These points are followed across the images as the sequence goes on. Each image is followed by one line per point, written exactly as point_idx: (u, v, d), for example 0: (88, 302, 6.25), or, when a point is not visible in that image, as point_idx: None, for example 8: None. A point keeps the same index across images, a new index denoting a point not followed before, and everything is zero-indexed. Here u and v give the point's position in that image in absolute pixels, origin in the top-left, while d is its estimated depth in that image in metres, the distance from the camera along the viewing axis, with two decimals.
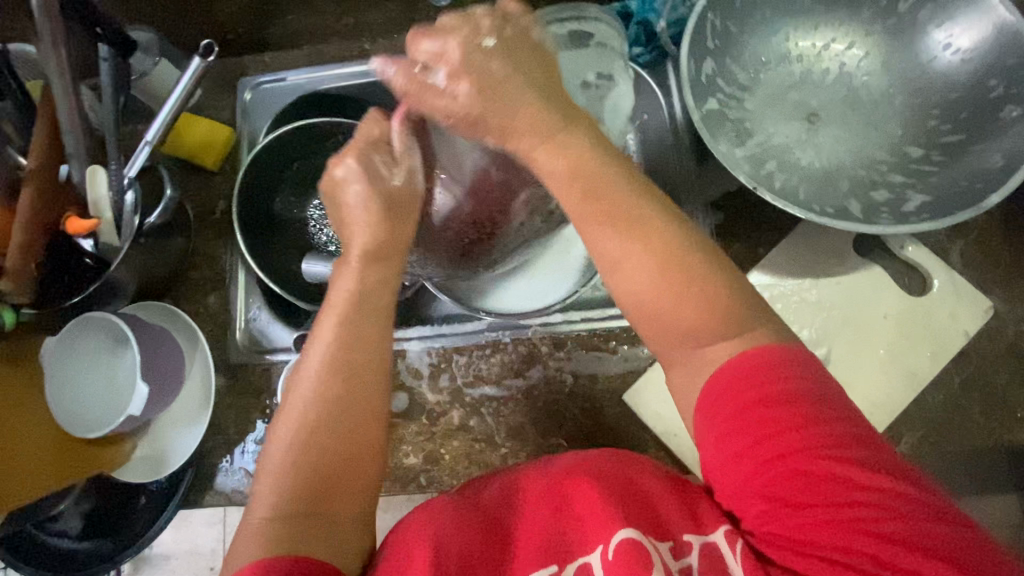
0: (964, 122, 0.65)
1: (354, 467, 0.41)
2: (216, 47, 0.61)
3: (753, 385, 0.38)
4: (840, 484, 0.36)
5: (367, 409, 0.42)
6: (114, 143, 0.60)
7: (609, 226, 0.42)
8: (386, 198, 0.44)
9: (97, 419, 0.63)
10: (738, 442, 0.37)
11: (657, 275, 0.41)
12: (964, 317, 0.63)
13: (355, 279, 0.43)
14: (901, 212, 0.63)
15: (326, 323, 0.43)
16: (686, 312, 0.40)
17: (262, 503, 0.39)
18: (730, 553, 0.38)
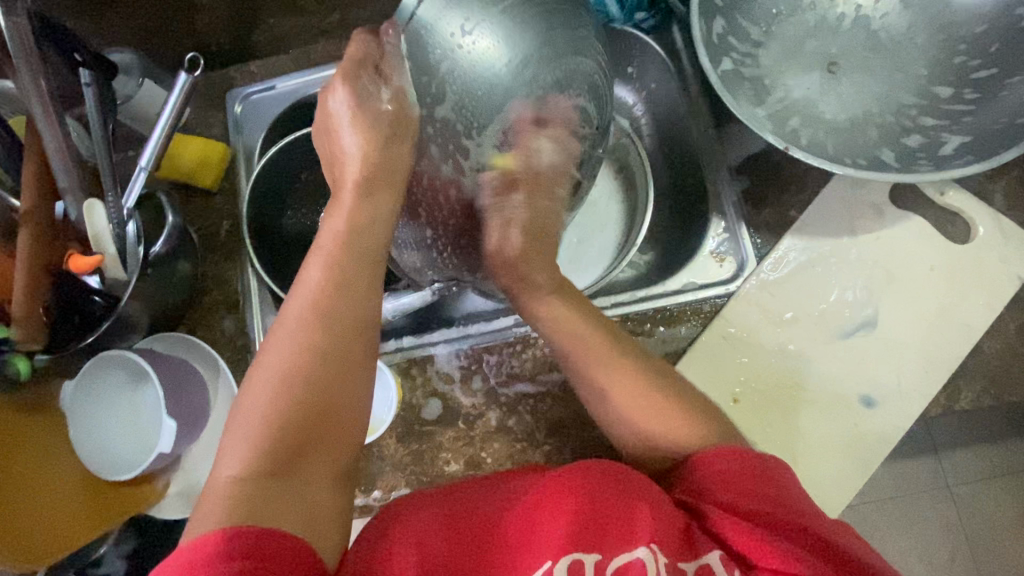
0: (994, 55, 0.62)
1: (330, 423, 0.40)
2: (202, 59, 0.58)
3: (753, 453, 0.44)
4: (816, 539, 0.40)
5: (347, 357, 0.41)
6: (109, 173, 0.57)
7: (620, 372, 0.51)
8: (373, 121, 0.44)
9: (127, 459, 0.61)
10: (728, 497, 0.42)
11: (629, 381, 0.50)
12: (1016, 260, 0.60)
13: (347, 217, 0.45)
14: (939, 157, 0.60)
15: (313, 265, 0.43)
16: (662, 420, 0.49)
17: (233, 459, 0.37)
18: (724, 574, 0.39)
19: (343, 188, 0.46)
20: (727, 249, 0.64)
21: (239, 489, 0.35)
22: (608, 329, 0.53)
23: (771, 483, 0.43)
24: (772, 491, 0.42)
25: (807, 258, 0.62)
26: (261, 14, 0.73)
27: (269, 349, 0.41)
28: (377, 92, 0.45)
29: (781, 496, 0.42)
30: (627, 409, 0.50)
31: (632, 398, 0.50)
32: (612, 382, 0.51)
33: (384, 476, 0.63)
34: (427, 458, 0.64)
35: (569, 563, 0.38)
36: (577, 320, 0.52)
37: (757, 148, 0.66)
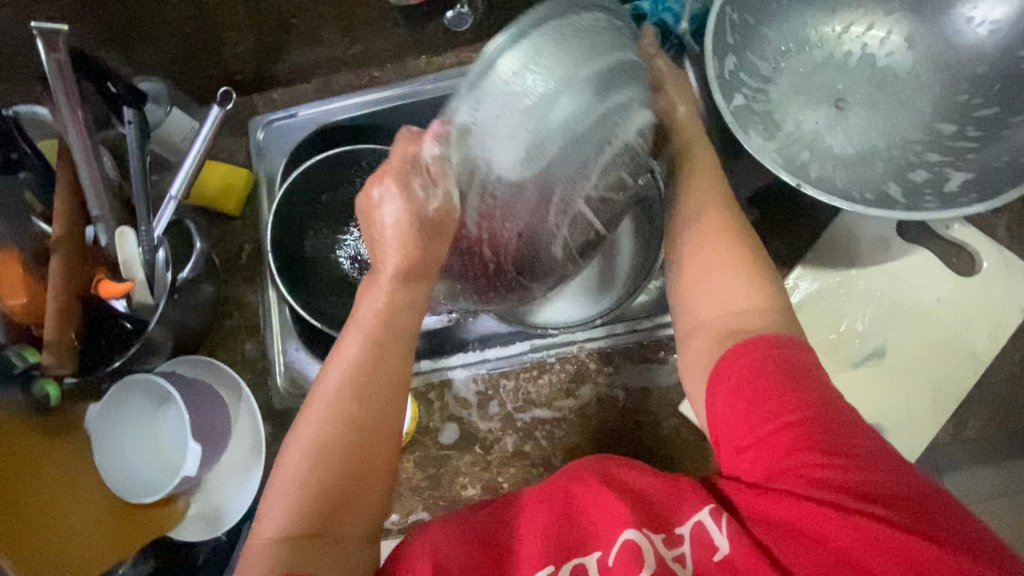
0: (996, 94, 0.64)
1: (359, 494, 0.43)
2: (233, 93, 0.59)
3: (760, 351, 0.43)
4: (833, 442, 0.39)
5: (378, 434, 0.44)
6: (141, 202, 0.59)
7: (707, 224, 0.51)
8: (419, 219, 0.44)
9: (155, 480, 0.63)
10: (740, 406, 0.42)
11: (728, 268, 0.49)
12: (1020, 293, 0.62)
13: (384, 298, 0.47)
14: (946, 193, 0.61)
15: (349, 341, 0.46)
16: (736, 298, 0.48)
17: (272, 521, 0.41)
18: (716, 531, 0.42)
19: (378, 272, 0.48)
20: None
21: (279, 546, 0.40)
22: (718, 200, 0.53)
23: (790, 380, 0.41)
24: (788, 388, 0.41)
25: (818, 289, 0.64)
26: (282, 47, 0.73)
27: (306, 419, 0.45)
28: (425, 191, 0.44)
29: (800, 391, 0.41)
30: (709, 296, 0.49)
31: (705, 262, 0.50)
32: (695, 244, 0.51)
33: (401, 500, 0.64)
34: (445, 482, 0.65)
35: (573, 566, 0.43)
36: (727, 229, 0.51)
37: (768, 180, 0.68)
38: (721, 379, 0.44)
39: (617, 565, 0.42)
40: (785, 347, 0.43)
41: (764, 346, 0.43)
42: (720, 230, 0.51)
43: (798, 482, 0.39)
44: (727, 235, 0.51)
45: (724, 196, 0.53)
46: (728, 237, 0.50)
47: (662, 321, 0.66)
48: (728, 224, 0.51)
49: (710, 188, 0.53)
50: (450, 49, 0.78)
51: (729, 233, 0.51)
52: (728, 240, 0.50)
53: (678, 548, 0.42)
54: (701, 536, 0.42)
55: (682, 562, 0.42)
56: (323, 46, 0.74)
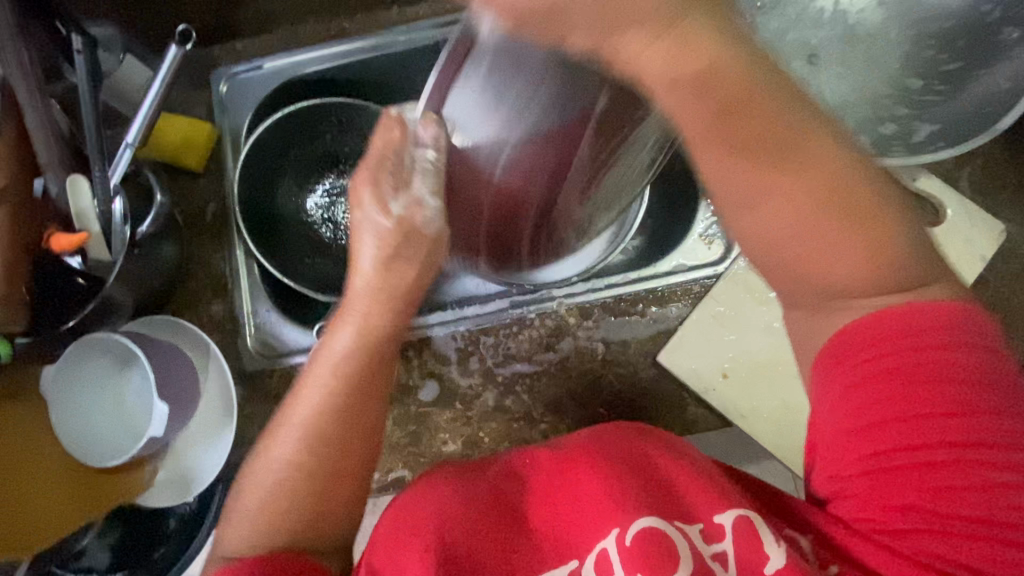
0: (963, 50, 0.64)
1: (330, 518, 0.42)
2: (192, 31, 0.56)
3: (896, 355, 0.36)
4: (961, 470, 0.35)
5: (341, 476, 0.42)
6: (94, 147, 0.54)
7: (739, 158, 0.37)
8: (389, 231, 0.39)
9: (115, 444, 0.59)
10: (875, 403, 0.36)
11: (805, 212, 0.37)
12: (981, 242, 0.64)
13: (353, 309, 0.41)
14: (913, 144, 0.64)
15: (313, 384, 0.42)
16: (847, 249, 0.37)
17: (240, 537, 0.41)
18: (771, 538, 0.37)
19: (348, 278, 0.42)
20: (716, 231, 0.67)
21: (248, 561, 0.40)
22: (771, 123, 0.36)
23: (935, 381, 0.35)
24: (931, 390, 0.35)
25: None
26: None
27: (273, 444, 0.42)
28: (394, 196, 0.38)
29: (945, 408, 0.35)
30: (806, 252, 0.38)
31: (779, 208, 0.37)
32: (767, 196, 0.37)
33: (381, 458, 0.63)
34: (425, 439, 0.64)
35: (596, 557, 0.39)
36: (773, 135, 0.36)
37: None
38: (849, 364, 0.38)
39: (634, 550, 0.37)
40: (934, 350, 0.36)
41: (902, 334, 0.36)
42: (745, 140, 0.36)
43: (911, 504, 0.36)
44: (768, 171, 0.37)
45: (750, 74, 0.36)
46: (755, 145, 0.36)
47: (642, 275, 0.66)
48: (738, 97, 0.36)
49: (723, 123, 0.36)
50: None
51: (742, 123, 0.36)
52: (794, 146, 0.37)
53: (717, 545, 0.38)
54: (742, 542, 0.37)
55: (723, 562, 0.37)
56: None
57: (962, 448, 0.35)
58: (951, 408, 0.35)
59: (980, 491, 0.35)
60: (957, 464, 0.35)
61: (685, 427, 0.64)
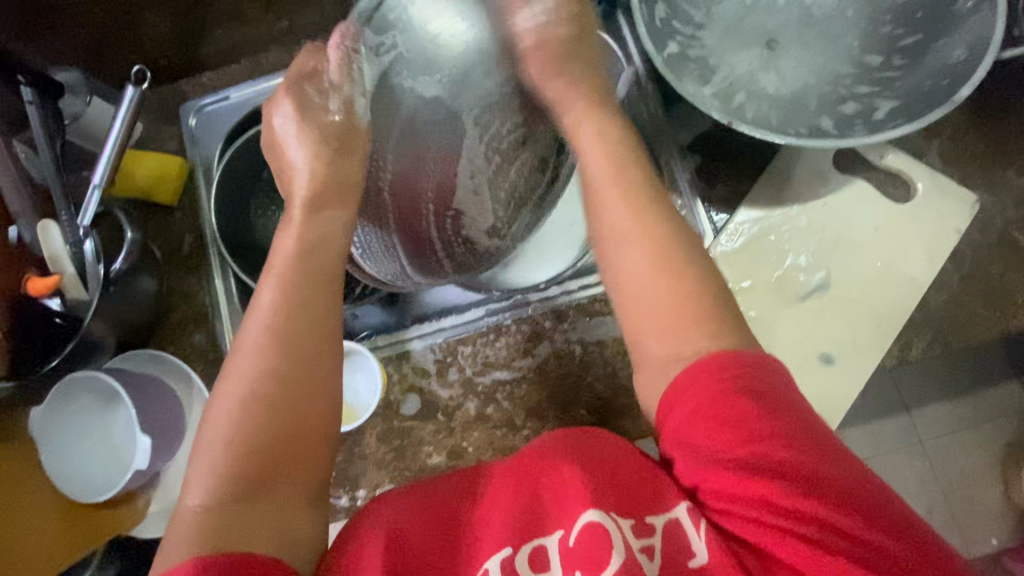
0: (920, 22, 0.64)
1: (299, 445, 0.41)
2: (148, 72, 0.59)
3: (718, 378, 0.37)
4: (806, 474, 0.34)
5: (306, 380, 0.42)
6: (60, 192, 0.56)
7: (626, 201, 0.44)
8: (323, 134, 0.46)
9: (103, 479, 0.61)
10: (703, 432, 0.37)
11: (653, 268, 0.42)
12: (953, 215, 0.64)
13: (297, 233, 0.45)
14: (873, 121, 0.63)
15: (264, 289, 0.44)
16: (668, 320, 0.41)
17: (196, 490, 0.38)
18: (694, 534, 0.37)
19: (290, 200, 0.47)
20: (685, 225, 0.66)
21: (203, 519, 0.37)
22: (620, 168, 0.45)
23: (751, 399, 0.36)
24: (747, 406, 0.36)
25: (760, 228, 0.65)
26: (203, 27, 0.72)
27: (228, 377, 0.42)
28: (321, 100, 0.47)
29: (769, 420, 0.36)
30: (632, 300, 0.42)
31: (633, 254, 0.43)
32: (626, 252, 0.43)
33: (367, 474, 0.63)
34: (409, 453, 0.64)
35: (532, 550, 0.38)
36: (622, 160, 0.46)
37: (707, 125, 0.68)
38: (678, 398, 0.38)
39: (579, 546, 0.37)
40: (746, 369, 0.37)
41: (723, 367, 0.38)
42: (611, 162, 0.45)
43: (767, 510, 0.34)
44: (656, 247, 0.43)
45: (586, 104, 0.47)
46: (618, 165, 0.45)
47: None
48: (617, 139, 0.47)
49: (617, 176, 0.45)
50: None
51: (618, 154, 0.46)
52: (638, 182, 0.45)
53: (647, 538, 0.37)
54: (677, 536, 0.37)
55: (650, 554, 0.36)
56: (249, 25, 0.73)
57: (781, 450, 0.35)
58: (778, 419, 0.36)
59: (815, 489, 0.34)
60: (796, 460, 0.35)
61: None
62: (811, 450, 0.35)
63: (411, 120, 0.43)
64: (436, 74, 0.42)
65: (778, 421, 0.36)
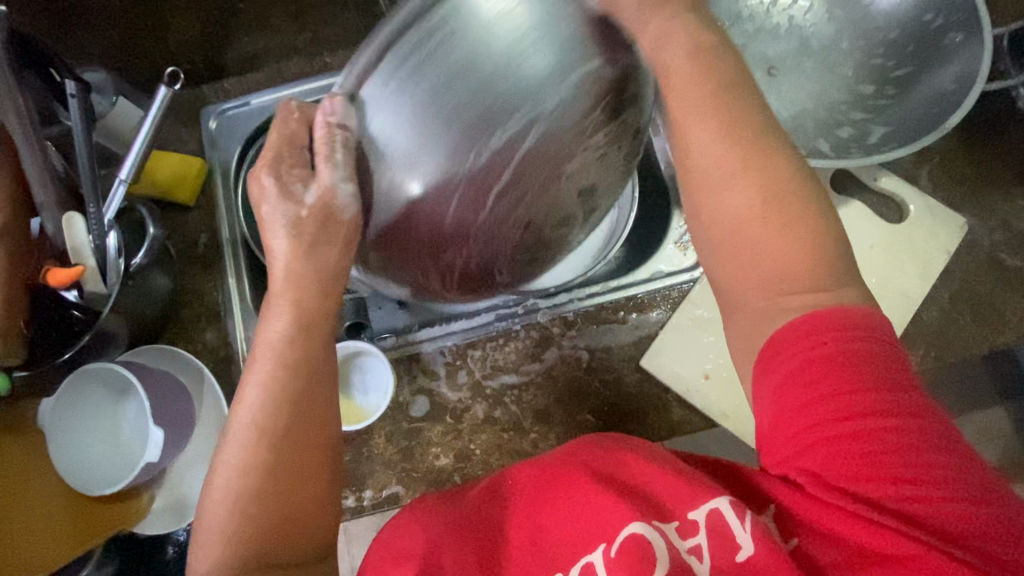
0: (911, 56, 0.68)
1: (294, 520, 0.42)
2: (181, 74, 0.60)
3: (823, 341, 0.36)
4: (897, 454, 0.34)
5: (304, 470, 0.43)
6: (90, 184, 0.57)
7: (732, 175, 0.39)
8: (300, 221, 0.42)
9: (113, 473, 0.61)
10: (800, 399, 0.36)
11: (754, 206, 0.39)
12: (943, 235, 0.67)
13: (285, 324, 0.43)
14: (868, 145, 0.67)
15: (255, 379, 0.43)
16: (793, 266, 0.38)
17: (204, 564, 0.40)
18: (738, 525, 0.38)
19: (273, 285, 0.44)
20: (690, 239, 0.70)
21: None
22: (722, 95, 0.40)
23: (858, 368, 0.35)
24: (854, 379, 0.35)
25: None
26: (230, 33, 0.75)
27: (221, 465, 0.42)
28: (305, 186, 0.42)
29: (868, 390, 0.35)
30: (736, 242, 0.39)
31: (731, 199, 0.39)
32: (728, 188, 0.39)
33: (375, 474, 0.64)
34: (416, 454, 0.65)
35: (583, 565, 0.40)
36: (753, 144, 0.39)
37: None
38: (775, 363, 0.37)
39: (621, 558, 0.38)
40: (861, 335, 0.36)
41: (828, 327, 0.36)
42: (763, 197, 0.38)
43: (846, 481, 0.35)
44: (765, 197, 0.39)
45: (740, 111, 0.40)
46: (773, 202, 0.38)
47: (624, 283, 0.69)
48: (756, 148, 0.39)
49: (733, 142, 0.39)
50: None
51: (757, 157, 0.39)
52: (764, 161, 0.39)
53: (694, 537, 0.39)
54: (725, 535, 0.38)
55: (699, 556, 0.38)
56: (274, 31, 0.76)
57: (886, 428, 0.35)
58: (881, 405, 0.35)
59: (908, 471, 0.34)
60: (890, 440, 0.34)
61: (671, 429, 0.65)
62: (913, 420, 0.35)
63: (414, 196, 0.41)
64: (431, 118, 0.39)
65: (876, 401, 0.35)
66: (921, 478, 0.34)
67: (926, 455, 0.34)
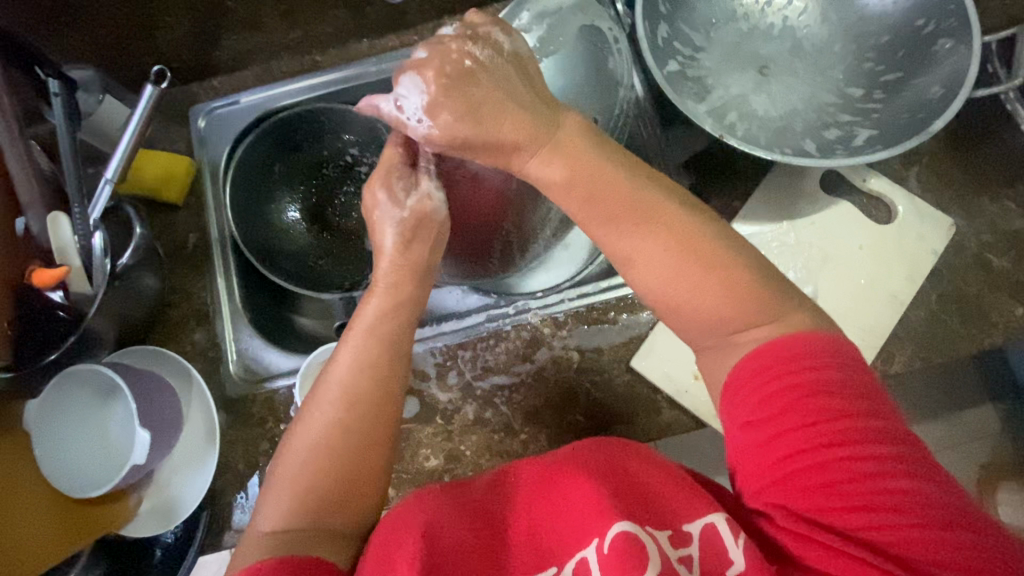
0: (901, 60, 0.68)
1: (360, 485, 0.43)
2: (168, 73, 0.60)
3: (791, 371, 0.38)
4: (876, 487, 0.35)
5: (374, 437, 0.44)
6: (74, 184, 0.57)
7: (634, 230, 0.44)
8: (401, 222, 0.50)
9: (99, 476, 0.60)
10: (767, 427, 0.38)
11: (670, 258, 0.43)
12: (931, 237, 0.68)
13: (380, 301, 0.49)
14: (854, 147, 0.67)
15: (347, 346, 0.47)
16: (709, 301, 0.42)
17: (269, 515, 0.42)
18: (731, 542, 0.38)
19: (375, 276, 0.50)
20: None
21: (274, 540, 0.40)
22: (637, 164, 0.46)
23: (829, 397, 0.37)
24: (826, 408, 0.37)
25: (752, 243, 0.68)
26: (218, 32, 0.72)
27: (303, 423, 0.45)
28: (405, 193, 0.51)
29: (838, 420, 0.37)
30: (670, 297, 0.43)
31: (647, 259, 0.44)
32: (642, 246, 0.44)
33: None
34: (406, 455, 0.65)
35: (576, 564, 0.39)
36: (677, 226, 0.43)
37: (703, 144, 0.72)
38: (743, 394, 0.40)
39: (612, 555, 0.38)
40: (826, 365, 0.38)
41: (784, 356, 0.39)
42: (677, 248, 0.43)
43: (831, 514, 0.36)
44: (676, 244, 0.43)
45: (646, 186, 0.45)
46: (687, 248, 0.43)
47: (614, 283, 0.69)
48: (667, 205, 0.44)
49: (635, 212, 0.44)
50: (390, 33, 0.78)
51: (643, 203, 0.44)
52: (693, 233, 0.43)
53: (684, 548, 0.39)
54: (715, 545, 0.38)
55: (688, 564, 0.38)
56: (264, 31, 0.74)
57: (860, 457, 0.36)
58: (857, 436, 0.36)
59: (878, 495, 0.35)
60: (867, 471, 0.36)
61: (660, 430, 0.65)
62: (894, 449, 0.36)
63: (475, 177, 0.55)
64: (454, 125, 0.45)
65: (851, 430, 0.37)
66: (904, 511, 0.35)
67: (895, 482, 0.35)
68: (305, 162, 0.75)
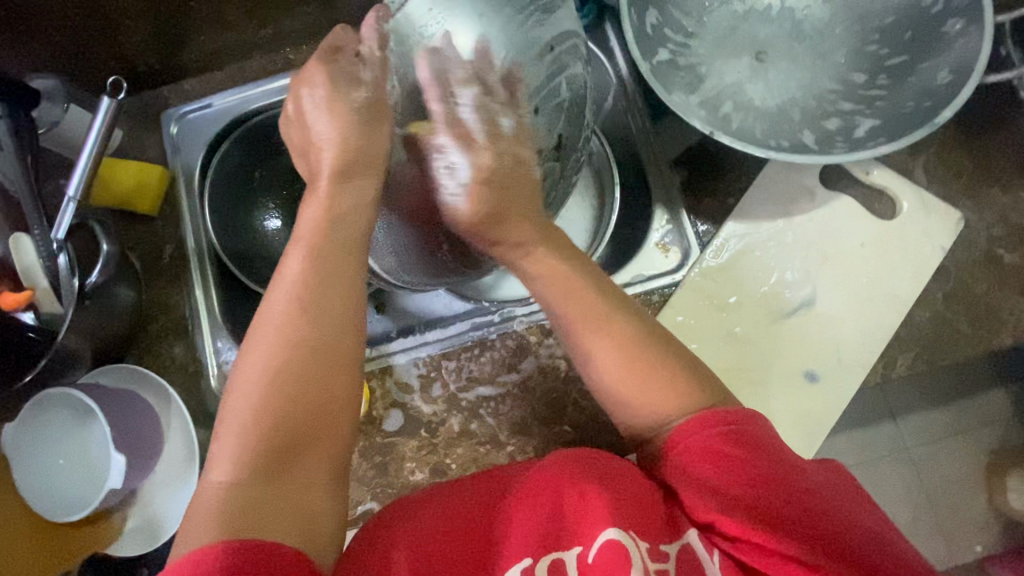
0: (907, 42, 0.64)
1: (324, 416, 0.39)
2: (123, 86, 0.58)
3: (714, 423, 0.40)
4: (809, 512, 0.37)
5: (335, 353, 0.40)
6: (32, 205, 0.55)
7: (603, 335, 0.45)
8: (353, 114, 0.45)
9: (82, 496, 0.59)
10: (704, 474, 0.39)
11: (618, 359, 0.44)
12: (938, 233, 0.64)
13: (325, 204, 0.44)
14: (854, 139, 0.63)
15: (292, 258, 0.42)
16: (656, 396, 0.43)
17: (224, 463, 0.36)
18: (707, 558, 0.38)
19: (317, 177, 0.46)
20: (672, 239, 0.66)
21: (228, 498, 0.35)
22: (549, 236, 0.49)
23: (748, 438, 0.40)
24: (749, 448, 0.39)
25: (747, 244, 0.65)
26: (184, 34, 0.69)
27: (253, 347, 0.40)
28: (350, 88, 0.46)
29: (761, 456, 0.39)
30: (618, 383, 0.44)
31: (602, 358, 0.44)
32: (597, 347, 0.45)
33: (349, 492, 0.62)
34: (391, 469, 0.63)
35: (550, 563, 0.37)
36: (589, 299, 0.46)
37: (695, 138, 0.68)
38: (681, 445, 0.41)
39: (598, 563, 0.37)
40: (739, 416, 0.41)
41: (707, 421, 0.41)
42: (623, 347, 0.44)
43: (780, 541, 0.36)
44: (618, 341, 0.44)
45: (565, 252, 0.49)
46: (635, 344, 0.44)
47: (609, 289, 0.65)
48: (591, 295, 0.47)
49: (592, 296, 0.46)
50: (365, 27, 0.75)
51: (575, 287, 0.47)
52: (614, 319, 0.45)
53: (662, 562, 0.37)
54: (690, 560, 0.38)
55: None
56: (232, 30, 0.71)
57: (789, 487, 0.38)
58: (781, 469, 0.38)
59: (812, 518, 0.36)
60: (797, 499, 0.37)
61: None
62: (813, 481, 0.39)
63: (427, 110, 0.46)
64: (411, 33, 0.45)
65: (774, 464, 0.39)
66: (836, 534, 0.36)
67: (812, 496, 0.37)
68: (284, 166, 0.72)
